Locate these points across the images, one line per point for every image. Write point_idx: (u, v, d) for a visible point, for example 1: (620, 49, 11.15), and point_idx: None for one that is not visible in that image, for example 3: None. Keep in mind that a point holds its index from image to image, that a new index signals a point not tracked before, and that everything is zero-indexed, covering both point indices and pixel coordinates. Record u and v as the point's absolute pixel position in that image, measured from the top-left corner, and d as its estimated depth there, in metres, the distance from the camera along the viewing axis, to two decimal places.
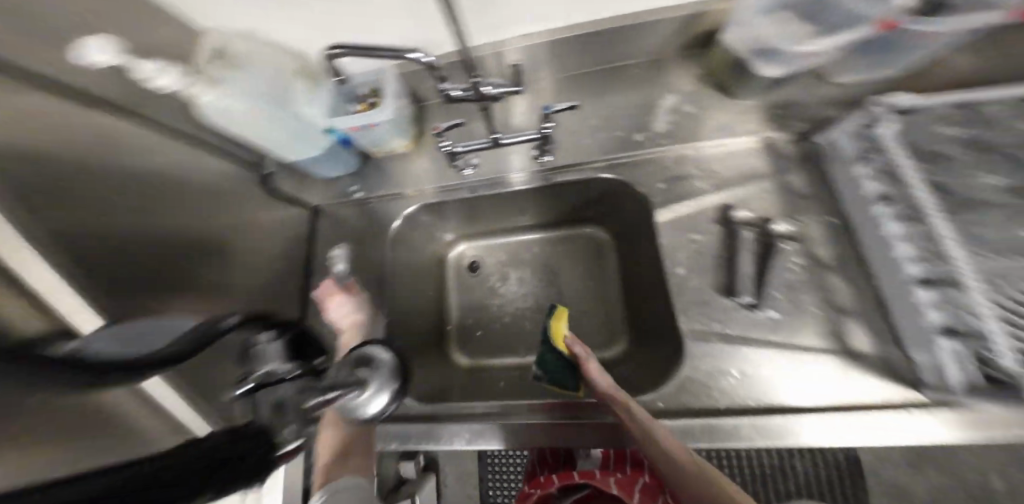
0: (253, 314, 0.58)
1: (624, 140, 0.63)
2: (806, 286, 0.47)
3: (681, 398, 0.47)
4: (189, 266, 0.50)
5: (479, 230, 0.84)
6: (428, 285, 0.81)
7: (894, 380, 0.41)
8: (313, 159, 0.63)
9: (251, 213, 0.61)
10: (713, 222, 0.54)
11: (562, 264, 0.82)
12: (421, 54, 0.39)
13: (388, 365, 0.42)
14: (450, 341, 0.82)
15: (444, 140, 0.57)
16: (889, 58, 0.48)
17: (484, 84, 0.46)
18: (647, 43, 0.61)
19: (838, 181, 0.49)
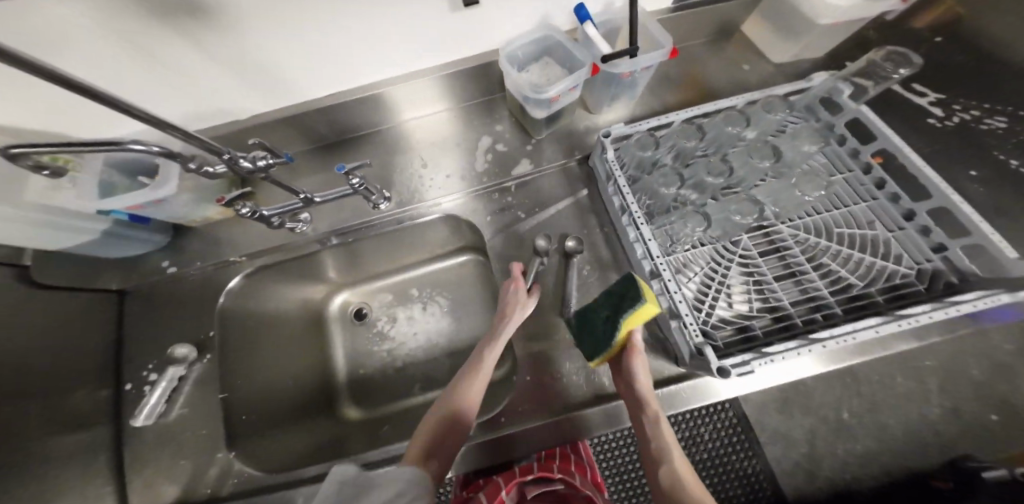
0: (71, 426, 0.51)
1: (452, 181, 0.68)
2: (598, 286, 0.57)
3: (516, 410, 0.52)
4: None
5: (351, 277, 0.83)
6: (303, 345, 0.76)
7: (665, 355, 0.53)
8: (92, 242, 0.56)
9: (51, 309, 0.53)
10: (528, 243, 0.62)
11: (439, 295, 0.84)
12: (152, 148, 0.37)
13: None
14: (340, 398, 0.76)
15: (239, 208, 0.53)
16: (622, 91, 0.63)
17: (241, 159, 0.45)
18: (452, 93, 0.68)
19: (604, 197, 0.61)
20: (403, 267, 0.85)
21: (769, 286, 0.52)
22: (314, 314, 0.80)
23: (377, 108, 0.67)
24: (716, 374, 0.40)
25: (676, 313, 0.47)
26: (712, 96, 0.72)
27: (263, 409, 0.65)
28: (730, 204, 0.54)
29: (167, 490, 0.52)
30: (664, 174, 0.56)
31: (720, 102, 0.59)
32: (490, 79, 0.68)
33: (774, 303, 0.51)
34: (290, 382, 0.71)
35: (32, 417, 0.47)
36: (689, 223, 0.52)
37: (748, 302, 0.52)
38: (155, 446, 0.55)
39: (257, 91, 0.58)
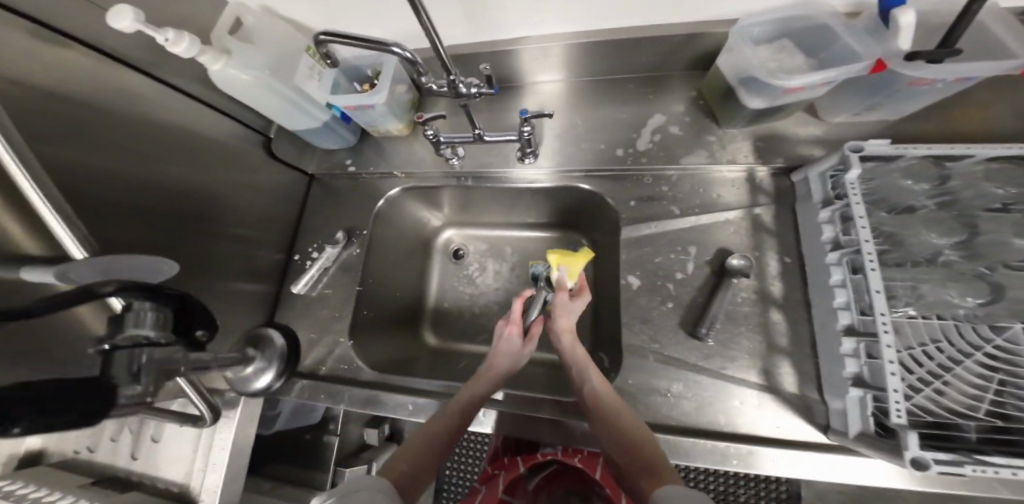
0: (250, 270, 0.65)
1: (606, 153, 0.62)
2: (748, 320, 0.49)
3: None
4: (194, 216, 0.56)
5: (465, 218, 0.87)
6: (411, 264, 0.84)
7: (808, 420, 0.45)
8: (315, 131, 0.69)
9: (256, 176, 0.67)
10: (675, 246, 0.54)
11: (537, 262, 0.85)
12: (402, 50, 0.44)
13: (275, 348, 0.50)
14: (424, 319, 0.86)
15: (427, 128, 0.60)
16: (890, 103, 0.45)
17: (460, 83, 0.47)
18: (640, 59, 0.61)
19: (802, 221, 0.49)
20: (517, 224, 0.86)
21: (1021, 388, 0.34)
22: (426, 239, 0.87)
23: (560, 58, 0.63)
24: (907, 462, 0.32)
25: (875, 386, 0.36)
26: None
27: (378, 307, 0.75)
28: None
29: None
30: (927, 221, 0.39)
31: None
32: (694, 51, 0.57)
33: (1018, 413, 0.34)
34: (396, 292, 0.79)
35: (224, 254, 0.61)
36: (955, 286, 0.38)
37: (975, 398, 0.34)
38: (301, 307, 0.68)
39: (462, 19, 0.59)
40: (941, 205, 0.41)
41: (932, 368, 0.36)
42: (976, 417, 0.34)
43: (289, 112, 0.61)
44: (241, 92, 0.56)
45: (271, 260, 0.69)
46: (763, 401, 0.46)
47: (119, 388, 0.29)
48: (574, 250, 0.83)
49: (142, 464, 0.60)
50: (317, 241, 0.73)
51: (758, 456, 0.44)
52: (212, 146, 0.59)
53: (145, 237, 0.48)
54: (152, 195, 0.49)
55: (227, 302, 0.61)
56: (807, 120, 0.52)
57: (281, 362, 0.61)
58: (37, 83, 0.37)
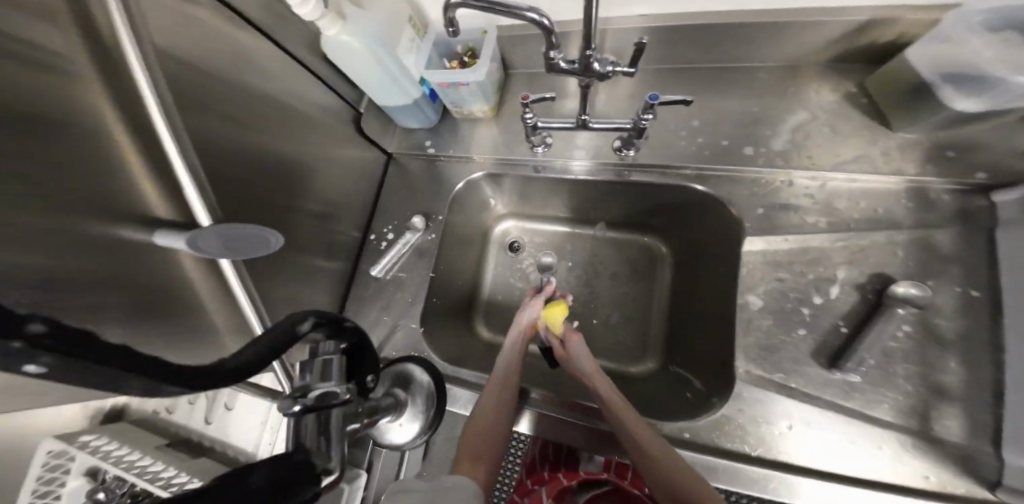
0: (329, 248, 0.63)
1: (730, 151, 0.55)
2: (909, 360, 0.42)
3: (712, 433, 0.45)
4: (288, 190, 0.53)
5: (530, 210, 0.81)
6: (470, 254, 0.80)
7: (975, 479, 0.38)
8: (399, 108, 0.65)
9: (343, 150, 0.65)
10: (812, 265, 0.48)
11: (603, 264, 0.79)
12: (539, 18, 0.40)
13: (427, 383, 0.53)
14: (477, 312, 0.81)
15: (528, 111, 0.55)
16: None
17: (597, 60, 0.44)
18: (786, 47, 0.52)
19: (1005, 251, 0.41)
20: (587, 221, 0.80)
21: None
22: (484, 230, 0.83)
23: (688, 41, 0.55)
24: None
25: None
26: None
27: (443, 297, 0.72)
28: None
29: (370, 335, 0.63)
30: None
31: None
32: (863, 40, 0.49)
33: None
34: (458, 281, 0.76)
35: (310, 230, 0.59)
36: None
37: None
38: (376, 291, 0.66)
39: None
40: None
41: None
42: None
43: (382, 85, 0.58)
44: (348, 62, 0.53)
45: (349, 237, 0.67)
46: (923, 453, 0.39)
47: (323, 470, 0.26)
48: (648, 255, 0.77)
49: (213, 433, 0.51)
50: (393, 223, 0.70)
51: (801, 490, 0.40)
52: (304, 117, 0.56)
53: (248, 212, 0.46)
54: (252, 165, 0.47)
55: (311, 279, 0.59)
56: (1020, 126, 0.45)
57: (431, 404, 0.52)
58: (175, 50, 0.36)
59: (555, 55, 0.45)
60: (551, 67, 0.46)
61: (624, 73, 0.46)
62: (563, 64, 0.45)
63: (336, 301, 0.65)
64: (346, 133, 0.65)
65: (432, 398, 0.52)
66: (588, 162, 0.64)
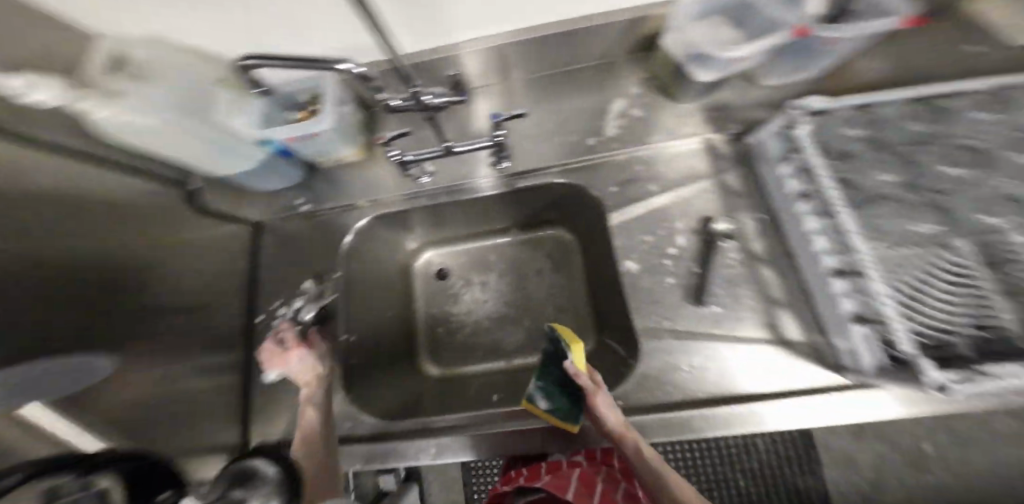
0: (215, 340, 0.57)
1: (577, 144, 0.63)
2: (746, 279, 0.52)
3: (637, 394, 0.49)
4: (122, 296, 0.45)
5: (446, 236, 0.82)
6: (394, 296, 0.77)
7: (824, 364, 0.46)
8: (251, 170, 0.59)
9: (198, 231, 0.59)
10: (660, 223, 0.57)
11: (528, 266, 0.81)
12: (349, 66, 0.39)
13: (276, 478, 0.30)
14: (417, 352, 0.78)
15: (391, 149, 0.54)
16: (810, 62, 0.51)
17: (426, 94, 0.45)
18: (590, 49, 0.62)
19: (766, 176, 0.54)
20: (506, 230, 0.82)
21: (987, 301, 0.39)
22: (403, 267, 0.81)
23: (514, 58, 0.62)
24: (938, 391, 0.30)
25: (873, 318, 0.38)
26: (927, 71, 0.55)
27: (363, 354, 0.66)
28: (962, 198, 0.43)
29: (286, 421, 0.57)
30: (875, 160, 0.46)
31: (975, 81, 0.45)
32: (642, 33, 0.60)
33: (1004, 318, 0.37)
34: (383, 331, 0.72)
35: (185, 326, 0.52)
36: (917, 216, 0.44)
37: (958, 311, 0.38)
38: (284, 371, 0.60)
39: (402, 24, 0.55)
40: (872, 144, 0.47)
41: (903, 290, 0.39)
42: (974, 330, 0.37)
43: (210, 152, 0.53)
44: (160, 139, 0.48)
45: (234, 324, 0.60)
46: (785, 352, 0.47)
47: None
48: (563, 246, 0.80)
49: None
50: (283, 294, 0.64)
51: (726, 419, 0.45)
52: (116, 203, 0.48)
53: (63, 341, 0.37)
54: (59, 279, 0.38)
55: (194, 384, 0.52)
56: (749, 86, 0.59)
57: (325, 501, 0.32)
58: None
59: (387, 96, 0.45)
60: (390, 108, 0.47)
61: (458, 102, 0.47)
62: (397, 102, 0.46)
63: (242, 394, 0.58)
64: (190, 215, 0.59)
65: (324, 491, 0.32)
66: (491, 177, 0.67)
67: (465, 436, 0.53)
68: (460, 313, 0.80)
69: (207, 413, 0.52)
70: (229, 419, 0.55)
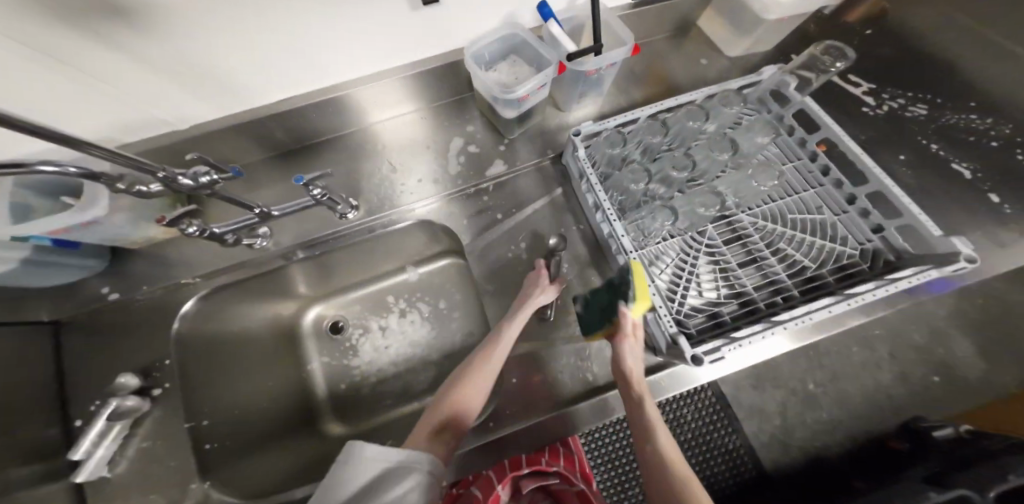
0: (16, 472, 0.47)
1: (426, 184, 0.67)
2: (577, 284, 0.60)
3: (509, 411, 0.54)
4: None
5: (327, 288, 0.77)
6: (281, 362, 0.71)
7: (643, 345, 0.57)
8: (12, 271, 0.49)
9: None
10: (506, 247, 0.64)
11: (422, 300, 0.79)
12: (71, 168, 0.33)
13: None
14: (319, 414, 0.69)
15: (182, 227, 0.50)
16: (589, 88, 0.64)
17: (178, 177, 0.43)
18: (416, 95, 0.68)
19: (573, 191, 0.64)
20: (394, 271, 0.79)
21: (732, 272, 0.55)
22: (287, 329, 0.73)
23: (342, 111, 0.65)
24: (689, 360, 0.43)
25: (651, 306, 0.50)
26: (678, 91, 0.71)
27: (235, 438, 0.60)
28: (695, 195, 0.57)
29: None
30: (632, 170, 0.58)
31: (682, 98, 0.60)
32: (457, 77, 0.67)
33: (738, 289, 0.53)
34: (263, 406, 0.65)
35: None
36: (658, 216, 0.55)
37: (716, 289, 0.54)
38: (128, 479, 0.51)
39: (202, 96, 0.53)
40: (642, 153, 0.61)
41: (669, 278, 0.53)
42: (721, 301, 0.53)
43: None
44: None
45: None
46: None
47: None
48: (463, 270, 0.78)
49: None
50: (104, 397, 0.55)
51: None
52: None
53: None
54: None
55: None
56: (560, 114, 0.69)
57: None
58: None
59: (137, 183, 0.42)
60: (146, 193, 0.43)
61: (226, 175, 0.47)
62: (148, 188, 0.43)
63: None
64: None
65: None
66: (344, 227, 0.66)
67: None
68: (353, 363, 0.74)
69: None
70: None
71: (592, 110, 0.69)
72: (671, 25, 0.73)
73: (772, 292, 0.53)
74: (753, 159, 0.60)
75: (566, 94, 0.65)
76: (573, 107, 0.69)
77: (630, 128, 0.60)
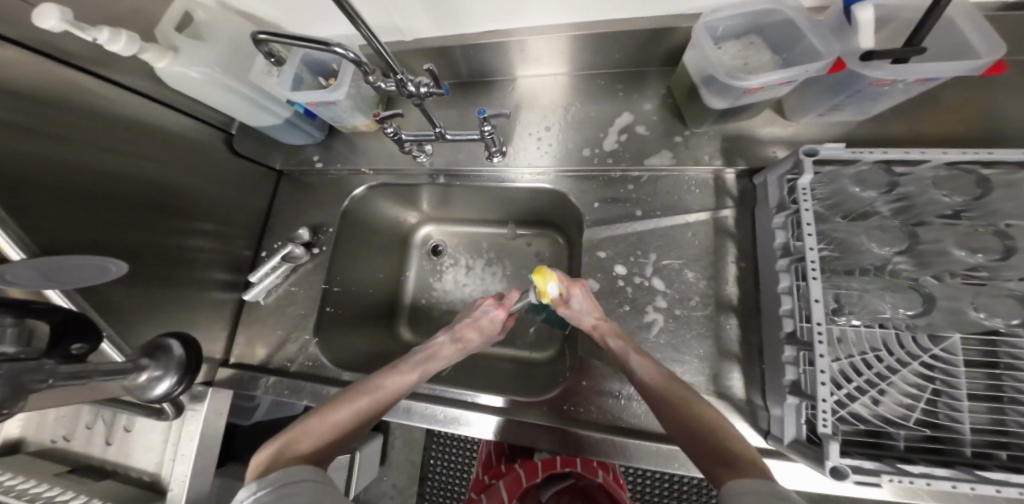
0: (220, 263, 0.66)
1: (573, 153, 0.63)
2: (702, 326, 0.51)
3: (579, 407, 0.54)
4: (168, 212, 0.58)
5: (445, 214, 0.84)
6: (390, 261, 0.82)
7: (752, 424, 0.47)
8: (278, 125, 0.66)
9: (226, 168, 0.69)
10: (633, 249, 0.57)
11: (520, 260, 0.81)
12: (346, 52, 0.41)
13: (180, 356, 0.42)
14: (401, 316, 0.83)
15: (386, 127, 0.57)
16: (851, 103, 0.47)
17: (409, 82, 0.45)
18: (608, 54, 0.61)
19: (754, 224, 0.52)
20: (501, 221, 0.82)
21: (950, 395, 0.37)
22: (403, 237, 0.85)
23: (524, 56, 0.63)
24: (828, 470, 0.33)
25: (806, 394, 0.37)
26: (993, 136, 0.48)
27: (349, 306, 0.74)
28: (968, 293, 0.36)
29: (260, 348, 0.66)
30: (875, 227, 0.40)
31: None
32: (662, 45, 0.57)
33: (942, 421, 0.37)
34: (372, 289, 0.78)
35: (190, 252, 0.61)
36: (889, 297, 0.37)
37: (907, 407, 0.38)
38: (271, 309, 0.68)
39: (426, 10, 0.57)
40: (894, 209, 0.42)
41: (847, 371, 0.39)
42: (906, 425, 0.38)
43: (241, 106, 0.60)
44: (188, 86, 0.56)
45: (245, 254, 0.70)
46: (718, 402, 0.48)
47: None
48: (561, 250, 0.78)
49: (115, 454, 0.56)
50: (282, 235, 0.73)
51: (637, 451, 0.50)
52: (165, 136, 0.59)
53: (97, 243, 0.48)
54: (83, 193, 0.47)
55: (198, 296, 0.62)
56: (775, 119, 0.54)
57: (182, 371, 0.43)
58: None
59: (377, 79, 0.48)
60: (379, 89, 0.50)
61: (440, 94, 0.48)
62: (385, 87, 0.48)
63: (230, 316, 0.67)
64: (219, 154, 0.68)
65: (183, 367, 0.42)
66: (480, 169, 0.68)
67: (430, 400, 0.58)
68: (446, 289, 0.83)
69: (204, 319, 0.62)
70: (219, 337, 0.65)
71: (818, 128, 0.52)
72: None
73: (997, 445, 0.36)
74: None
75: (802, 99, 0.50)
76: (802, 119, 0.53)
77: (899, 170, 0.41)
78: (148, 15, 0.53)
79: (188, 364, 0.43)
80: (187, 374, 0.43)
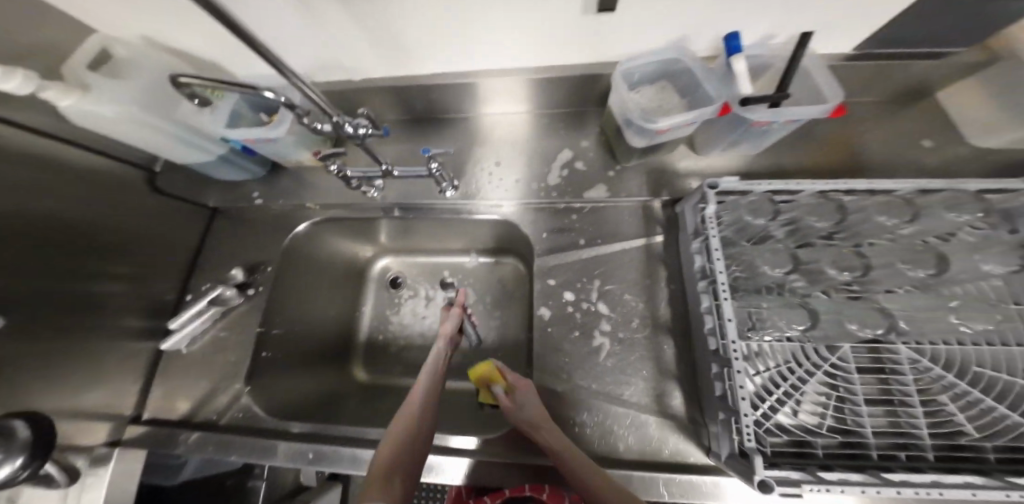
0: (135, 309, 0.59)
1: (521, 186, 0.66)
2: (644, 348, 0.54)
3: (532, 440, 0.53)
4: (71, 256, 0.52)
5: (403, 246, 0.83)
6: (342, 296, 0.79)
7: (695, 440, 0.48)
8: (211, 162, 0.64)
9: (148, 206, 0.64)
10: (580, 275, 0.59)
11: (482, 288, 0.81)
12: (277, 96, 0.41)
13: (26, 438, 0.39)
14: (353, 355, 0.79)
15: (329, 164, 0.56)
16: (746, 139, 0.54)
17: (346, 124, 0.46)
18: (551, 95, 0.66)
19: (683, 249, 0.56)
20: (461, 250, 0.82)
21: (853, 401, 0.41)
22: (358, 271, 0.82)
23: (474, 96, 0.67)
24: (755, 484, 0.35)
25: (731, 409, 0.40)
26: (866, 167, 0.57)
27: (292, 348, 0.69)
28: (850, 306, 0.42)
29: (181, 403, 0.59)
30: (773, 250, 0.45)
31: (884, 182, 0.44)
32: (595, 89, 0.63)
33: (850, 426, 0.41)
34: (319, 328, 0.74)
35: (96, 299, 0.55)
36: (784, 316, 0.42)
37: (820, 415, 0.41)
38: (195, 359, 0.62)
39: (375, 52, 0.59)
40: (788, 233, 0.48)
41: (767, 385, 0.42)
42: (821, 433, 0.40)
43: (166, 144, 0.57)
44: (99, 124, 0.52)
45: (168, 298, 0.64)
46: (662, 422, 0.50)
47: None
48: (520, 277, 0.80)
49: None
50: (214, 276, 0.67)
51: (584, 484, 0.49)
52: (73, 175, 0.54)
53: None
54: None
55: (104, 349, 0.55)
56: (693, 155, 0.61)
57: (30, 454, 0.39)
58: None
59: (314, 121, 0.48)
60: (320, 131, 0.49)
61: (379, 135, 0.49)
62: (324, 128, 0.48)
63: (145, 368, 0.60)
64: (139, 191, 0.63)
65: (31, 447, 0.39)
66: (431, 201, 0.69)
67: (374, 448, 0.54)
68: (402, 324, 0.80)
69: (110, 375, 0.55)
70: (130, 394, 0.57)
71: (728, 163, 0.60)
72: (889, 84, 0.58)
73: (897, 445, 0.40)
74: (948, 290, 0.42)
75: (708, 137, 0.57)
76: (712, 154, 0.60)
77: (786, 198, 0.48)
78: (57, 50, 0.50)
79: (35, 446, 0.40)
80: (37, 455, 0.40)
